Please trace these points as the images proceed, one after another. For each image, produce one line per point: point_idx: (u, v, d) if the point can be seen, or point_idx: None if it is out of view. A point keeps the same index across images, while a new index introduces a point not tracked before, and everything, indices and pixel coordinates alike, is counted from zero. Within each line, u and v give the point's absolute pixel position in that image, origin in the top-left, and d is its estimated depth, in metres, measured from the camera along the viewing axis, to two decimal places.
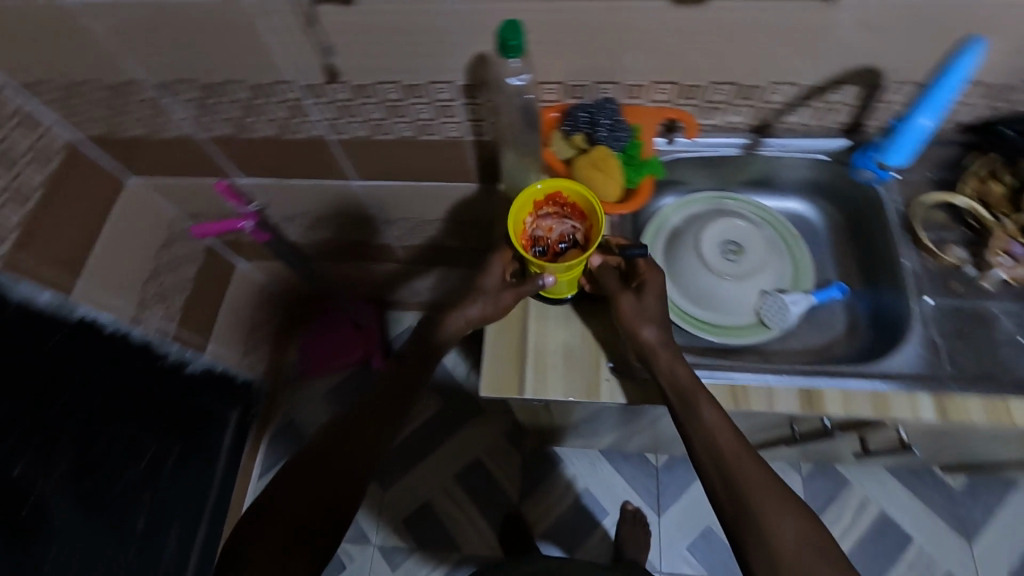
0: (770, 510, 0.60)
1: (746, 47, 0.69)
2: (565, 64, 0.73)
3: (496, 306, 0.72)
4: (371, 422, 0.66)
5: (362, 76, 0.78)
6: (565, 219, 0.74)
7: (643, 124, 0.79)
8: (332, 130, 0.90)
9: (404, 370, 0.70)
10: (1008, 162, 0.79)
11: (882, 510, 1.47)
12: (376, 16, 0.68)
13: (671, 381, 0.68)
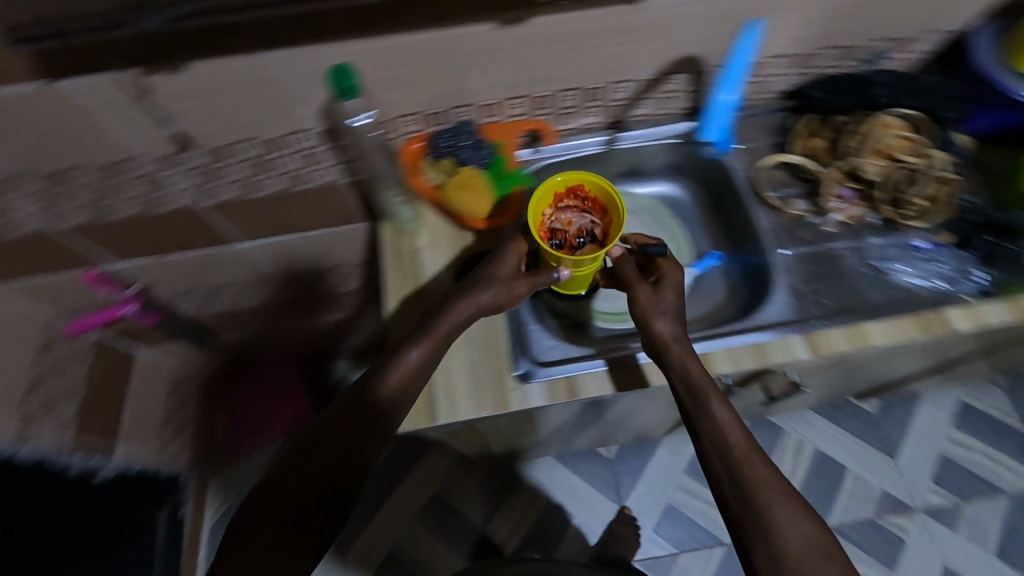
0: (779, 505, 0.64)
1: (576, 53, 0.77)
2: (424, 92, 0.79)
3: (507, 295, 0.75)
4: (344, 458, 0.67)
5: (223, 137, 0.78)
6: (584, 215, 0.83)
7: (503, 140, 0.88)
8: (205, 195, 0.87)
9: (380, 413, 0.69)
10: (824, 120, 0.88)
11: (817, 448, 1.61)
12: (219, 78, 0.69)
13: (684, 378, 0.71)
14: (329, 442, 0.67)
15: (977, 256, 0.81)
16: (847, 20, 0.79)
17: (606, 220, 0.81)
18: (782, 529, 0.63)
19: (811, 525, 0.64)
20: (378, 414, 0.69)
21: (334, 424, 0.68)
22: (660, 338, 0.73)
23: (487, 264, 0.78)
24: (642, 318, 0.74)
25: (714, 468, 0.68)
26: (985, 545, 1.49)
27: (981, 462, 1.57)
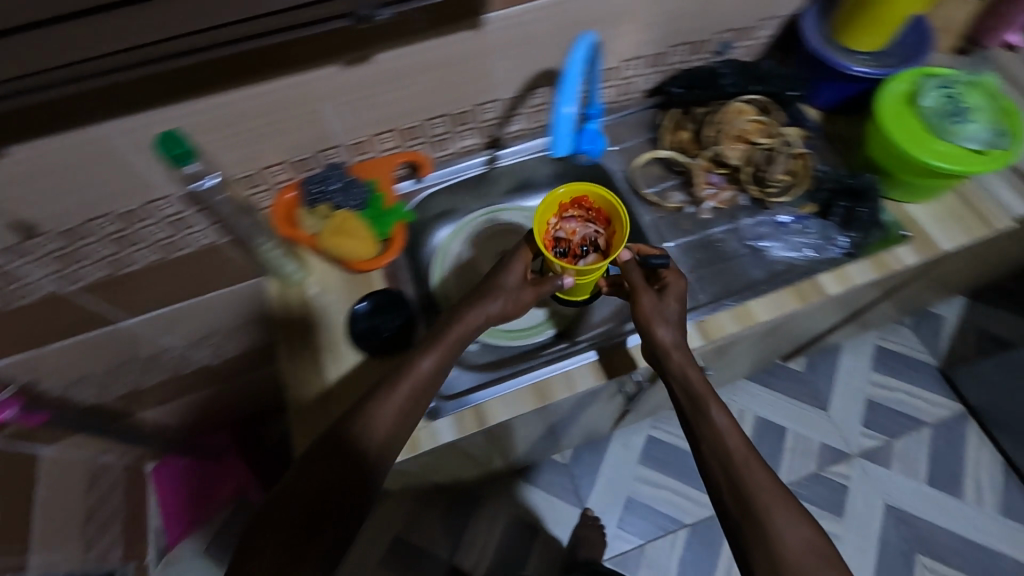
0: (776, 511, 0.63)
1: (432, 82, 0.78)
2: (287, 140, 0.78)
3: (516, 301, 0.74)
4: (331, 494, 0.60)
5: (72, 219, 0.74)
6: (587, 224, 0.83)
7: (377, 176, 0.86)
8: (66, 278, 0.82)
9: (375, 449, 0.63)
10: (686, 114, 0.91)
11: (758, 416, 1.67)
12: (45, 162, 0.64)
13: (684, 385, 0.72)
14: (319, 470, 0.61)
15: (837, 221, 0.82)
16: (681, 20, 0.84)
17: (610, 227, 0.81)
18: (780, 533, 0.61)
19: (809, 529, 0.62)
20: (371, 453, 0.63)
21: (336, 444, 0.62)
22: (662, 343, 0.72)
23: (494, 272, 0.76)
24: (643, 321, 0.73)
25: (712, 474, 0.67)
26: (917, 475, 1.58)
27: (902, 399, 1.67)
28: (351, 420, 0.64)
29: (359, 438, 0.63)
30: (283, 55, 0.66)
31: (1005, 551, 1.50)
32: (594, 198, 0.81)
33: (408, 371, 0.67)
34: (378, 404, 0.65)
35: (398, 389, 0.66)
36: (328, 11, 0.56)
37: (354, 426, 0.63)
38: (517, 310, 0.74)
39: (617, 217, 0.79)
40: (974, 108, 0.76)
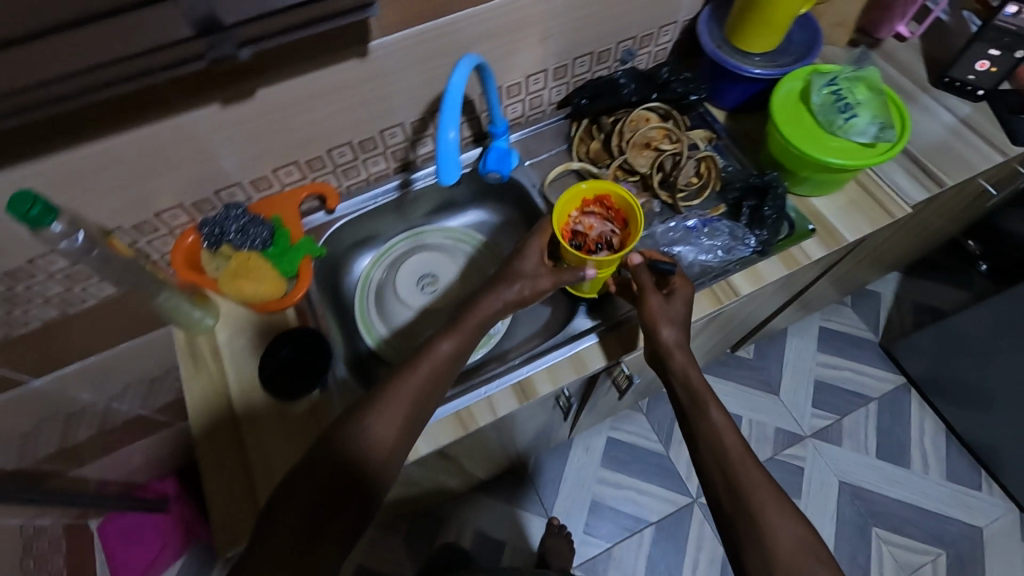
0: (772, 509, 0.61)
1: (328, 111, 0.76)
2: (177, 182, 0.74)
3: (533, 288, 0.74)
4: (332, 501, 0.59)
5: None
6: (606, 224, 0.82)
7: (281, 212, 0.83)
8: None
9: (379, 456, 0.62)
10: (595, 124, 0.91)
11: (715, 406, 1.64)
12: None
13: (685, 384, 0.71)
14: (322, 473, 0.59)
15: (745, 221, 0.83)
16: (579, 31, 0.84)
17: (627, 230, 0.80)
18: (772, 528, 0.60)
19: (801, 525, 0.61)
20: (377, 459, 0.62)
21: (354, 434, 0.62)
22: (662, 342, 0.71)
23: (513, 257, 0.77)
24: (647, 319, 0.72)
25: (707, 469, 0.66)
26: (867, 451, 1.59)
27: (849, 376, 1.68)
28: (359, 418, 0.63)
29: (365, 439, 0.62)
30: (154, 99, 0.63)
31: (954, 516, 1.52)
32: (616, 199, 0.81)
33: (426, 355, 0.68)
34: (386, 408, 0.64)
35: (417, 373, 0.67)
36: (184, 51, 0.54)
37: (361, 425, 0.62)
38: (530, 296, 0.75)
39: (633, 222, 0.78)
40: (859, 103, 0.78)
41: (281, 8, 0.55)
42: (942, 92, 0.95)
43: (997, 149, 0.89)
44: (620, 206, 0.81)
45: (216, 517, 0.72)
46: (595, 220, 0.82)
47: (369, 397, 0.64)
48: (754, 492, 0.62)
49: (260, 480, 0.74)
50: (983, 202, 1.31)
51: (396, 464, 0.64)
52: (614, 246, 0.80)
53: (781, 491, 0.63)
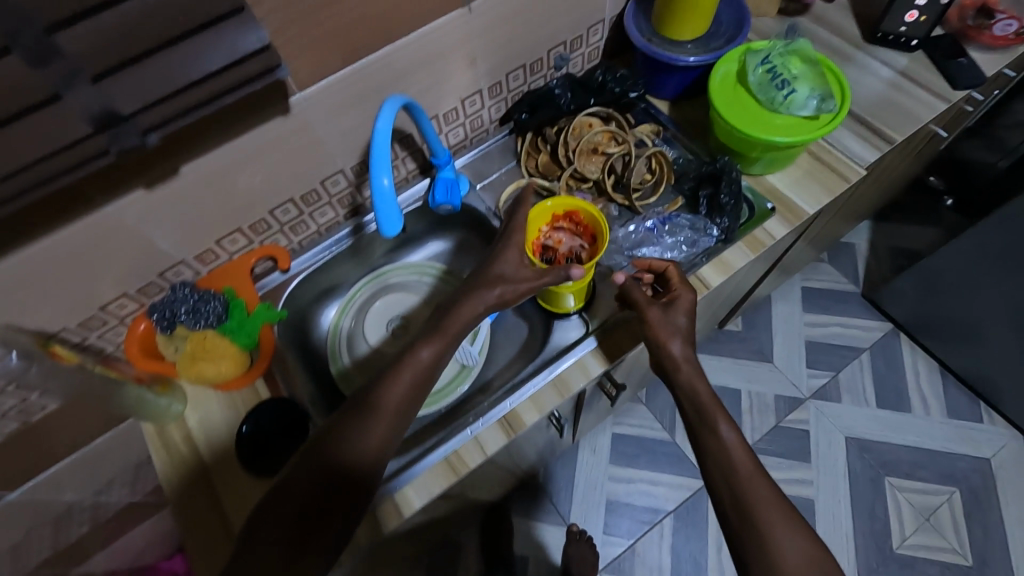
0: (783, 525, 0.60)
1: (259, 172, 0.73)
2: (115, 273, 0.70)
3: (515, 289, 0.71)
4: (318, 509, 0.58)
5: None
6: (576, 240, 0.81)
7: (232, 282, 0.81)
8: None
9: (368, 460, 0.61)
10: (540, 136, 0.89)
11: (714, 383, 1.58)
12: None
13: (693, 400, 0.69)
14: (306, 480, 0.59)
15: (704, 211, 0.82)
16: (506, 48, 0.82)
17: (596, 245, 0.78)
18: (781, 537, 0.60)
19: (795, 524, 0.60)
20: (366, 465, 0.61)
21: (342, 438, 0.61)
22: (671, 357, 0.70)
23: (489, 262, 0.74)
24: (654, 336, 0.71)
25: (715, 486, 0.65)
26: (867, 402, 1.56)
27: (838, 332, 1.65)
28: (348, 423, 0.62)
29: (353, 444, 0.61)
30: (72, 198, 0.59)
31: (960, 452, 1.49)
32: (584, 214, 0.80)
33: (408, 360, 0.67)
34: (375, 413, 0.63)
35: (401, 378, 0.66)
36: (88, 149, 0.51)
37: (349, 431, 0.62)
38: (514, 298, 0.72)
39: (601, 236, 0.76)
40: (797, 76, 0.78)
41: (184, 87, 0.52)
42: (877, 48, 0.94)
43: (939, 97, 0.89)
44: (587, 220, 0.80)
45: (189, 539, 0.72)
46: (565, 236, 0.81)
47: (357, 403, 0.64)
48: (761, 503, 0.61)
49: (234, 511, 0.73)
50: (940, 144, 1.30)
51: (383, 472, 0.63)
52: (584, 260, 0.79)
53: (792, 511, 0.61)
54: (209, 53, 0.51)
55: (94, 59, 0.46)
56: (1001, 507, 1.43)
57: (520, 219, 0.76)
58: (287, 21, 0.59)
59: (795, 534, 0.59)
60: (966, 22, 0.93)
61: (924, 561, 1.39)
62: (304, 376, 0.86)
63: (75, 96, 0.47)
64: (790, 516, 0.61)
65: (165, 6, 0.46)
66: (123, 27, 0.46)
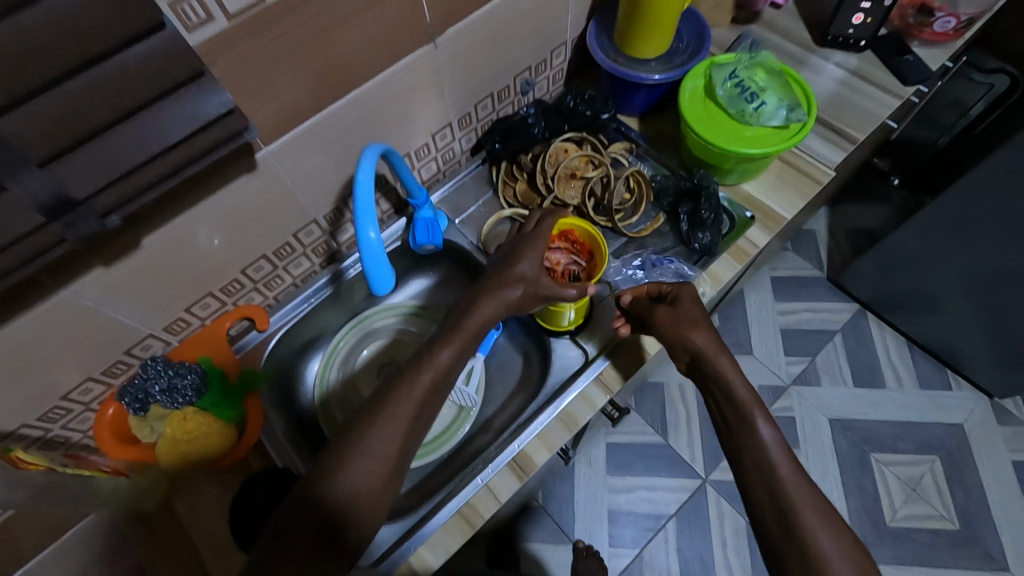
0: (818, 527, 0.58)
1: (226, 231, 0.68)
2: (76, 358, 0.64)
3: (536, 290, 0.70)
4: (320, 542, 0.53)
5: None
6: (575, 259, 0.79)
7: (207, 351, 0.76)
8: None
9: (372, 508, 0.57)
10: (514, 163, 0.88)
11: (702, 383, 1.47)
12: None
13: (714, 398, 0.67)
14: (304, 516, 0.54)
15: (687, 224, 0.82)
16: (473, 79, 0.81)
17: (594, 263, 0.78)
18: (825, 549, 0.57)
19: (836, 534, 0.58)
20: (368, 511, 0.56)
21: (337, 483, 0.56)
22: (696, 351, 0.69)
23: (509, 258, 0.72)
24: (675, 336, 0.69)
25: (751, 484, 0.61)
26: (845, 381, 1.45)
27: (809, 317, 1.53)
28: (357, 434, 0.58)
29: (363, 460, 0.57)
30: (23, 288, 0.54)
31: (934, 419, 1.40)
32: (583, 234, 0.79)
33: (428, 362, 0.64)
34: (386, 425, 0.59)
35: (419, 382, 0.62)
36: (41, 241, 0.46)
37: (359, 446, 0.58)
38: (532, 301, 0.71)
39: (600, 251, 0.76)
40: (763, 88, 0.79)
41: (145, 161, 0.48)
42: (829, 50, 0.97)
43: (891, 93, 0.92)
44: (586, 240, 0.79)
45: None
46: (563, 256, 0.80)
47: (370, 412, 0.60)
48: (806, 515, 0.57)
49: None
50: (892, 132, 1.33)
51: (392, 504, 0.59)
52: (586, 278, 0.78)
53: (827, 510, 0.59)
54: (169, 122, 0.47)
55: (39, 146, 0.41)
56: (979, 469, 1.34)
57: (547, 227, 0.74)
58: (248, 77, 0.56)
59: (839, 546, 0.55)
60: (907, 20, 0.96)
61: (921, 531, 1.29)
62: (290, 436, 0.81)
63: (23, 186, 0.42)
64: (835, 527, 0.56)
65: (119, 79, 0.42)
66: (71, 107, 0.41)
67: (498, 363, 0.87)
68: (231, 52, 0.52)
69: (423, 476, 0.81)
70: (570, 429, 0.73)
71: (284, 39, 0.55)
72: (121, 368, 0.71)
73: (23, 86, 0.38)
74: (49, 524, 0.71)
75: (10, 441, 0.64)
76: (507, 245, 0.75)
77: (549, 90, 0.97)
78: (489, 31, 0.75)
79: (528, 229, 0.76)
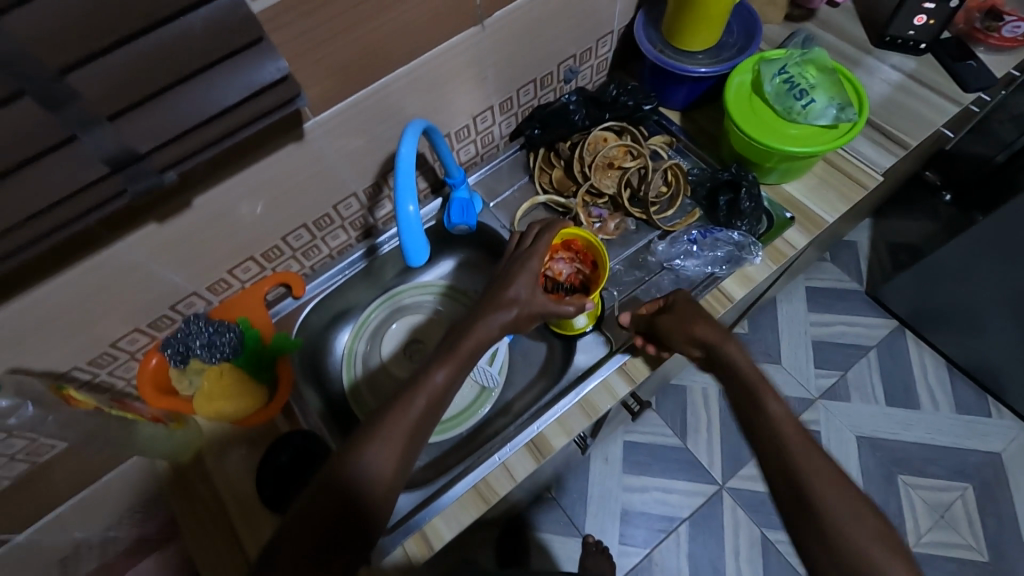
0: None
1: (271, 198, 0.70)
2: (125, 310, 0.68)
3: (530, 309, 0.70)
4: (310, 564, 0.52)
5: None
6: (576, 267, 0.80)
7: (245, 312, 0.79)
8: None
9: (391, 475, 0.58)
10: (552, 151, 0.88)
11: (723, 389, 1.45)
12: None
13: (741, 395, 0.65)
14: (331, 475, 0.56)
15: (724, 216, 0.81)
16: (518, 63, 0.81)
17: (597, 271, 0.78)
18: None
19: None
20: (388, 476, 0.58)
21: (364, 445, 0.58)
22: (702, 342, 0.70)
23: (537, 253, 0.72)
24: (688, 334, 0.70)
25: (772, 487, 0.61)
26: (877, 399, 1.41)
27: (843, 331, 1.48)
28: (353, 454, 0.58)
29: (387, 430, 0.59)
30: (81, 240, 0.57)
31: (971, 446, 1.34)
32: (582, 242, 0.79)
33: (422, 385, 0.63)
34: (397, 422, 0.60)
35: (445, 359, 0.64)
36: (104, 191, 0.49)
37: (357, 462, 0.57)
38: (529, 320, 0.71)
39: (601, 261, 0.76)
40: (813, 85, 0.77)
41: (202, 123, 0.50)
42: (886, 52, 0.93)
43: (949, 98, 0.88)
44: (587, 247, 0.79)
45: (213, 559, 0.73)
46: (565, 266, 0.81)
47: (367, 429, 0.60)
48: None
49: (253, 539, 0.72)
50: (948, 143, 1.27)
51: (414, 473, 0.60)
52: (586, 289, 0.79)
53: None
54: (225, 87, 0.49)
55: (109, 101, 0.44)
56: (1015, 501, 1.28)
57: (545, 244, 0.74)
58: (302, 49, 0.57)
59: None
60: (973, 24, 0.92)
61: (946, 559, 1.25)
62: (318, 405, 0.84)
63: (91, 139, 0.45)
64: None
65: (183, 42, 0.44)
66: (139, 66, 0.44)
67: (523, 349, 0.88)
68: (288, 23, 0.54)
69: (442, 452, 0.83)
70: (589, 416, 0.73)
71: (339, 13, 0.57)
72: (166, 322, 0.75)
73: (100, 43, 0.41)
74: (90, 465, 0.76)
75: (64, 381, 0.69)
76: (505, 263, 0.75)
77: (591, 80, 0.96)
78: (538, 15, 0.75)
79: (526, 243, 0.75)
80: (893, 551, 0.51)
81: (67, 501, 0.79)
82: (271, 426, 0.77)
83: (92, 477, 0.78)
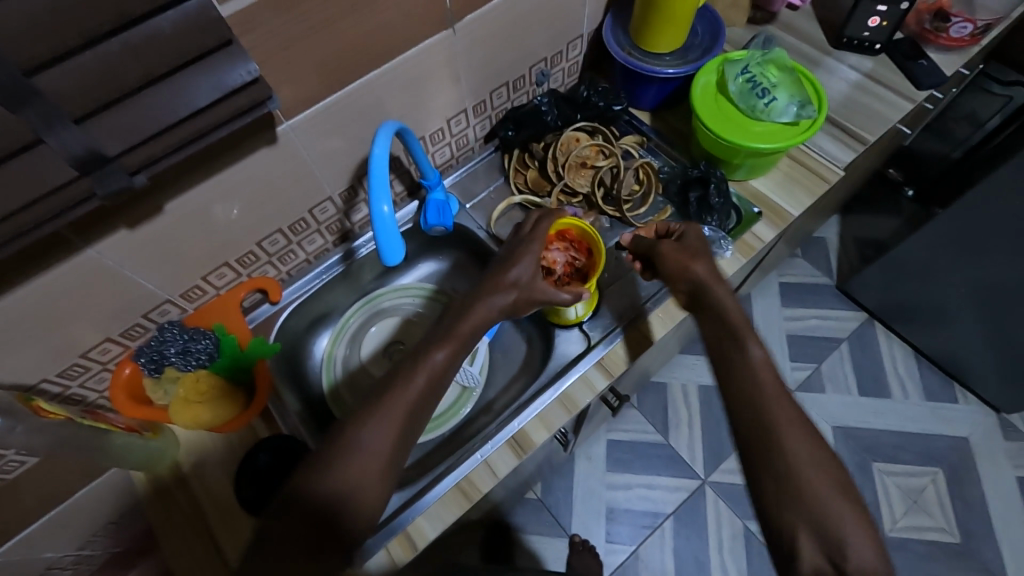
0: None
1: (246, 201, 0.70)
2: (96, 319, 0.67)
3: (530, 295, 0.70)
4: (311, 541, 0.53)
5: None
6: (572, 256, 0.80)
7: (222, 318, 0.78)
8: None
9: (374, 474, 0.57)
10: (526, 152, 0.89)
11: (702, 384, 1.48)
12: None
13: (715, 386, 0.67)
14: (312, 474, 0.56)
15: (694, 212, 0.83)
16: (491, 65, 0.82)
17: (593, 260, 0.79)
18: None
19: None
20: (371, 476, 0.57)
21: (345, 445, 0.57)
22: (694, 279, 0.70)
23: (514, 249, 0.73)
24: None
25: None
26: (849, 389, 1.45)
27: (815, 324, 1.53)
28: (353, 437, 0.58)
29: (369, 429, 0.59)
30: (50, 245, 0.56)
31: (939, 431, 1.39)
32: (579, 231, 0.80)
33: (422, 363, 0.64)
34: (379, 423, 0.60)
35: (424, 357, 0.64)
36: (72, 194, 0.48)
37: (350, 446, 0.58)
38: (527, 306, 0.71)
39: (598, 251, 0.78)
40: (775, 84, 0.80)
41: (173, 124, 0.50)
42: (844, 52, 0.97)
43: (903, 95, 0.92)
44: (584, 237, 0.80)
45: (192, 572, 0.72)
46: (560, 254, 0.80)
47: (362, 413, 0.60)
48: None
49: (234, 550, 0.71)
50: (906, 140, 1.33)
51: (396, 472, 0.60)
52: (583, 277, 0.79)
53: None
54: (195, 87, 0.49)
55: (76, 103, 0.43)
56: (982, 482, 1.33)
57: (544, 230, 0.75)
58: (273, 51, 0.58)
59: None
60: (924, 25, 0.97)
61: (919, 542, 1.29)
62: (299, 410, 0.83)
63: (59, 140, 0.44)
64: None
65: (153, 43, 0.45)
66: (108, 67, 0.44)
67: (503, 349, 0.89)
68: (259, 26, 0.54)
69: (425, 453, 0.83)
70: (569, 410, 0.74)
71: (310, 16, 0.57)
72: (138, 330, 0.74)
73: (66, 43, 0.40)
74: (62, 478, 0.74)
75: (32, 393, 0.67)
76: (507, 247, 0.76)
77: (563, 82, 0.98)
78: (508, 19, 0.77)
79: (525, 230, 0.76)
80: (863, 527, 0.53)
81: (38, 519, 0.76)
82: (250, 432, 0.77)
83: (64, 491, 0.76)
